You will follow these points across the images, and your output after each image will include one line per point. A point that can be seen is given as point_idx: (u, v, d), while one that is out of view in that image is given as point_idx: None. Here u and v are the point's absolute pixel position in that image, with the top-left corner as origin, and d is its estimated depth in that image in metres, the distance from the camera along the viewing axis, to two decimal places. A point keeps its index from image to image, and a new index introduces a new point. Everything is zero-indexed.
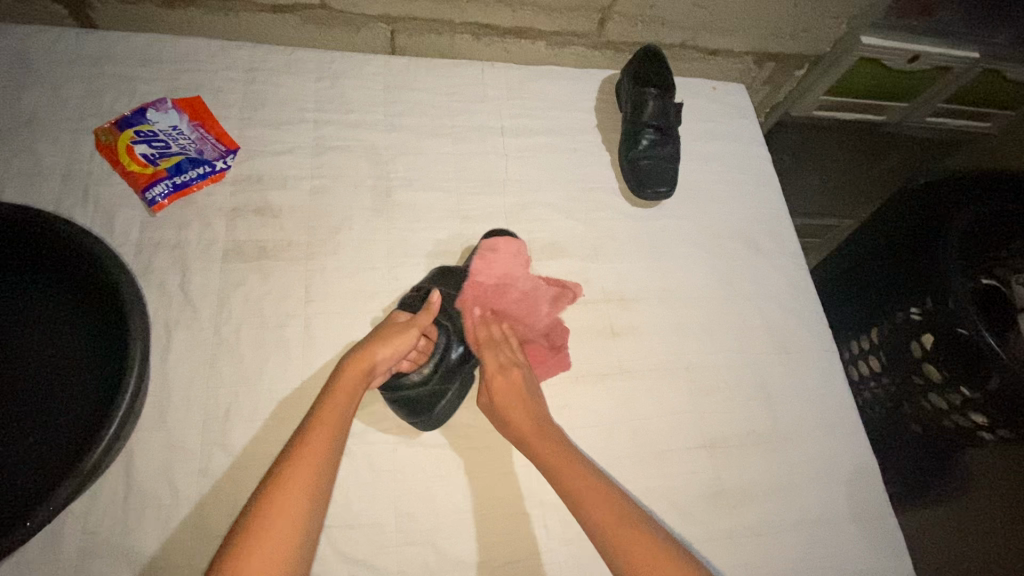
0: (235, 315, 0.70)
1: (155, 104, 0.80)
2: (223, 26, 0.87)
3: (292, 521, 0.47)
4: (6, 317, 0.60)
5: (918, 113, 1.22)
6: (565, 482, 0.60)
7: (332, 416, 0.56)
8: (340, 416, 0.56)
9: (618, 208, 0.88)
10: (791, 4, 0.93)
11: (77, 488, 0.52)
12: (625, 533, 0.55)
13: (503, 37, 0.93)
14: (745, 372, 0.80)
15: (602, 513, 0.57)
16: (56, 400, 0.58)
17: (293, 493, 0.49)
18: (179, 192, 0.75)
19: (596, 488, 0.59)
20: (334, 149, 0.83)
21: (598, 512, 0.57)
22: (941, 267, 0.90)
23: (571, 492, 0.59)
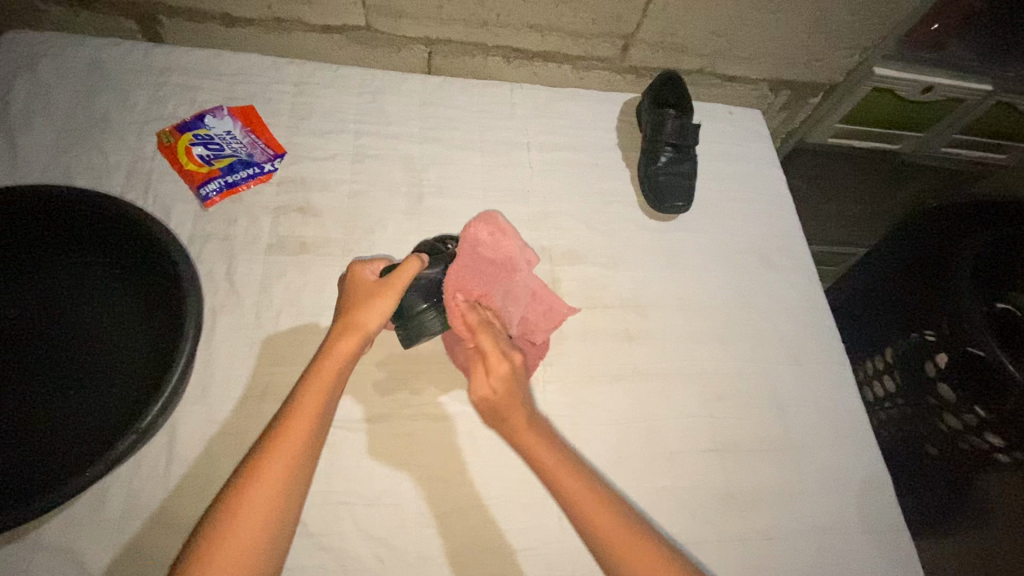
0: (275, 303, 0.75)
1: (212, 111, 0.88)
2: (276, 44, 0.95)
3: (291, 457, 0.53)
4: (79, 295, 0.68)
5: (933, 144, 1.25)
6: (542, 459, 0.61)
7: (315, 395, 0.57)
8: (326, 393, 0.57)
9: (636, 221, 0.93)
10: (805, 35, 0.98)
11: (133, 443, 0.58)
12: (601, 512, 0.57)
13: (532, 60, 1.00)
14: (757, 380, 0.82)
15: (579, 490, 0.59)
16: (117, 368, 0.64)
17: (293, 431, 0.54)
18: (229, 191, 0.82)
19: (570, 466, 0.60)
20: (371, 157, 0.89)
21: (573, 489, 0.59)
22: (954, 289, 0.92)
23: (545, 466, 0.60)
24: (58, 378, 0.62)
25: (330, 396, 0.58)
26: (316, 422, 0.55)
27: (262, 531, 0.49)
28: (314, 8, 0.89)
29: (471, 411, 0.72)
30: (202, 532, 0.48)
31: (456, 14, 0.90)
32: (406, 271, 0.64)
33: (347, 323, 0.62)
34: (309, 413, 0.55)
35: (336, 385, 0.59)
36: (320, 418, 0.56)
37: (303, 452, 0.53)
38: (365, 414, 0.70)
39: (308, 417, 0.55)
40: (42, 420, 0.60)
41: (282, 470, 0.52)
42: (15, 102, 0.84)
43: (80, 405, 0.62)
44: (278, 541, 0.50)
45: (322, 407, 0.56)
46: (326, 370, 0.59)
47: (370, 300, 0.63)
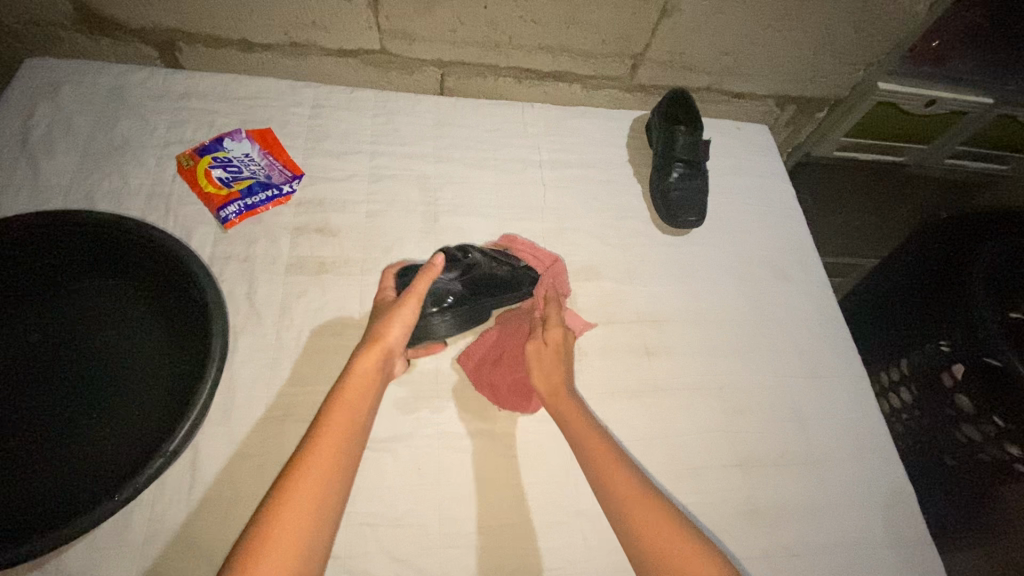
0: (294, 323, 0.75)
1: (231, 134, 0.89)
2: (293, 68, 0.97)
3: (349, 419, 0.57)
4: (102, 316, 0.68)
5: (937, 155, 1.26)
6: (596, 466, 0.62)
7: (349, 404, 0.58)
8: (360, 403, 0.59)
9: (650, 236, 0.93)
10: (811, 52, 0.99)
11: (162, 467, 0.59)
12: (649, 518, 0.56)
13: (543, 80, 1.01)
14: (777, 395, 0.82)
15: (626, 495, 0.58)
16: (139, 391, 0.64)
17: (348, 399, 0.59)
18: (248, 213, 0.82)
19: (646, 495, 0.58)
20: (387, 178, 0.90)
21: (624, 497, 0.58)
22: (970, 299, 0.92)
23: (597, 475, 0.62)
24: (79, 403, 0.63)
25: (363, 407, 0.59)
26: (351, 431, 0.57)
27: (301, 537, 0.48)
28: (330, 33, 0.90)
29: (492, 429, 0.72)
30: (251, 524, 0.49)
31: (470, 37, 0.92)
32: (421, 283, 0.65)
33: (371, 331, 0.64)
34: (343, 421, 0.57)
35: (368, 394, 0.60)
36: (354, 427, 0.57)
37: (340, 459, 0.54)
38: (386, 433, 0.70)
39: (344, 426, 0.57)
40: (64, 445, 0.60)
41: (320, 474, 0.52)
42: (38, 128, 0.86)
43: (101, 430, 0.62)
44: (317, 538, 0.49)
45: (356, 417, 0.58)
46: (358, 381, 0.61)
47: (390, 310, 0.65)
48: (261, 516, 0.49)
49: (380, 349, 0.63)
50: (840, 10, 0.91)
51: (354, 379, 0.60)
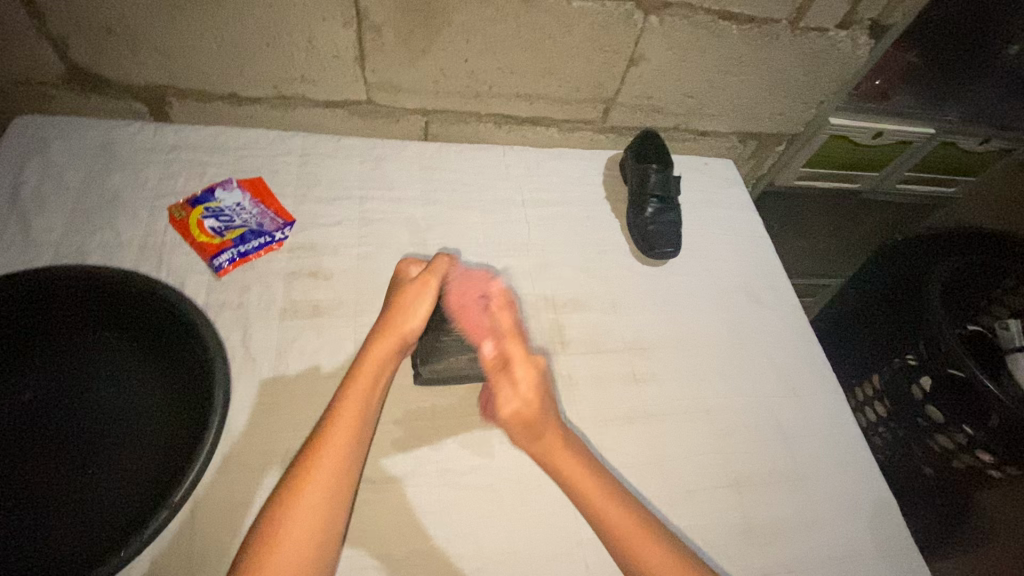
0: (291, 365, 0.76)
1: (222, 185, 0.91)
2: (281, 118, 1.01)
3: (363, 396, 0.63)
4: (99, 369, 0.68)
5: (888, 181, 1.36)
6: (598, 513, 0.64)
7: (353, 408, 0.62)
8: (369, 394, 0.64)
9: (631, 268, 0.98)
10: (767, 93, 1.08)
11: (167, 518, 0.59)
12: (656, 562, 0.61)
13: (521, 124, 1.07)
14: (760, 414, 0.86)
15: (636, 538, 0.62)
16: (140, 443, 0.64)
17: (362, 377, 0.65)
18: (242, 260, 0.84)
19: (648, 529, 0.63)
20: (377, 221, 0.93)
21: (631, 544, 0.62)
22: (929, 316, 1.00)
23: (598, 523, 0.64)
24: (78, 458, 0.62)
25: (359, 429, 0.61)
26: (346, 458, 0.59)
27: (313, 521, 0.55)
28: (318, 86, 0.95)
29: (492, 463, 0.74)
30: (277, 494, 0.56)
31: (451, 87, 0.98)
32: (437, 269, 0.73)
33: (384, 330, 0.69)
34: (338, 449, 0.59)
35: (365, 415, 0.62)
36: (351, 453, 0.60)
37: (334, 489, 0.57)
38: (387, 472, 0.71)
39: (339, 453, 0.59)
40: (63, 503, 0.59)
41: (339, 447, 0.59)
42: (27, 185, 0.87)
43: (102, 485, 0.61)
44: (336, 505, 0.57)
45: (351, 442, 0.60)
46: (353, 400, 0.63)
47: (408, 298, 0.71)
48: (255, 549, 0.52)
49: (390, 350, 0.68)
50: (790, 56, 1.00)
51: (356, 382, 0.64)
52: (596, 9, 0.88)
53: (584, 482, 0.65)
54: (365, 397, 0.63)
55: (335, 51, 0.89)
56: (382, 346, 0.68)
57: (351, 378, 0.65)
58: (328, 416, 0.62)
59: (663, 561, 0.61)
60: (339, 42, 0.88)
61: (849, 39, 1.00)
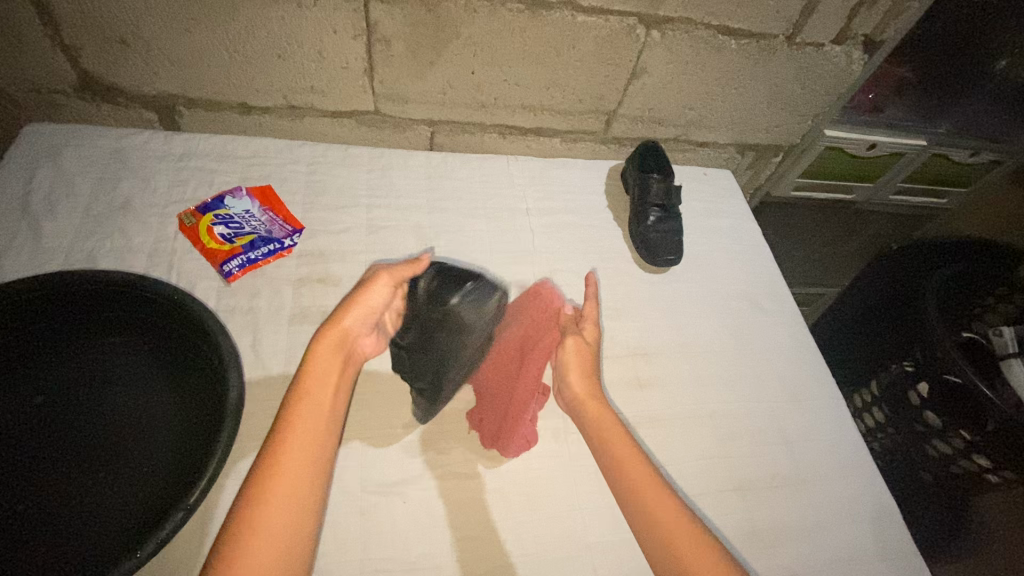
0: (299, 371, 0.77)
1: (232, 192, 0.92)
2: (290, 127, 1.02)
3: (323, 387, 0.63)
4: (113, 373, 0.69)
5: (883, 192, 1.39)
6: (634, 489, 0.66)
7: (316, 400, 0.62)
8: (328, 386, 0.64)
9: (634, 275, 1.00)
10: (765, 106, 1.11)
11: (180, 522, 0.58)
12: (680, 537, 0.61)
13: (525, 135, 1.09)
14: (763, 419, 0.87)
15: (661, 513, 0.63)
16: (155, 448, 0.65)
17: (317, 370, 0.64)
18: (251, 266, 0.85)
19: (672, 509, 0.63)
20: (385, 229, 0.95)
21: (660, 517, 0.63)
22: (925, 323, 1.03)
23: (634, 500, 0.65)
24: (93, 463, 0.62)
25: (317, 429, 0.60)
26: (313, 455, 0.58)
27: (293, 509, 0.54)
28: (327, 96, 0.97)
29: (500, 466, 0.75)
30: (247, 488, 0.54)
31: (458, 98, 1.00)
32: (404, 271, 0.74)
33: (329, 322, 0.68)
34: (299, 450, 0.58)
35: (322, 414, 0.62)
36: (314, 454, 0.59)
37: (303, 491, 0.56)
38: (395, 476, 0.71)
39: (305, 456, 0.58)
40: (78, 507, 0.60)
41: (306, 436, 0.59)
42: (39, 192, 0.88)
43: (117, 489, 0.62)
44: (313, 492, 0.57)
45: (314, 443, 0.59)
46: (310, 401, 0.62)
47: (358, 292, 0.70)
48: (231, 544, 0.50)
49: (332, 342, 0.67)
50: (787, 71, 1.03)
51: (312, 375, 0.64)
52: (600, 24, 0.90)
53: (634, 469, 0.67)
54: (321, 396, 0.63)
55: (345, 63, 0.91)
56: (330, 340, 0.67)
57: (306, 372, 0.64)
58: (289, 407, 0.61)
59: (685, 535, 0.61)
60: (348, 54, 0.90)
61: (844, 54, 1.03)
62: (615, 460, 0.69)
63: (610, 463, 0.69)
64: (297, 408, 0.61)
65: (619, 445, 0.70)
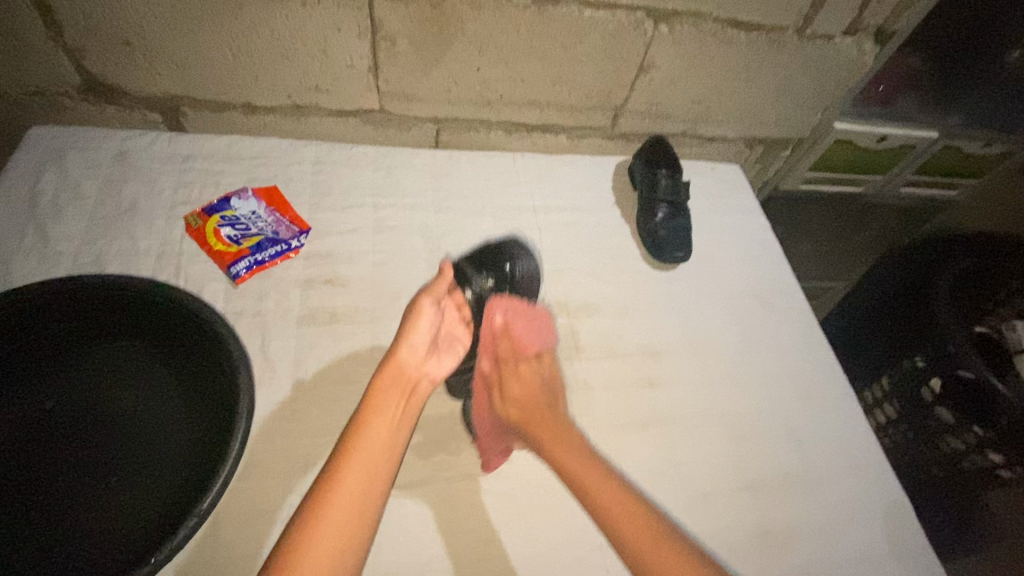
0: (310, 373, 0.77)
1: (237, 193, 0.92)
2: (294, 126, 1.01)
3: (390, 401, 0.65)
4: (124, 378, 0.69)
5: (892, 184, 1.37)
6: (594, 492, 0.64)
7: (382, 412, 0.63)
8: (395, 400, 0.65)
9: (643, 272, 0.99)
10: (774, 100, 1.09)
11: (193, 528, 0.58)
12: (647, 544, 0.59)
13: (531, 132, 1.08)
14: (775, 418, 0.87)
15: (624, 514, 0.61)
16: (168, 453, 0.65)
17: (385, 384, 0.66)
18: (258, 268, 0.85)
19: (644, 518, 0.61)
20: (391, 229, 0.94)
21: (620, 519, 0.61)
22: (937, 318, 1.01)
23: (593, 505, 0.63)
24: (108, 468, 0.63)
25: (373, 462, 0.59)
26: (373, 464, 0.59)
27: (347, 517, 0.55)
28: (332, 95, 0.96)
29: (511, 468, 0.74)
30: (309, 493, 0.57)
31: (463, 96, 0.99)
32: (436, 286, 0.74)
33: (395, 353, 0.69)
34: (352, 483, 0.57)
35: (381, 446, 0.61)
36: (368, 487, 0.57)
37: (352, 523, 0.54)
38: (406, 479, 0.71)
39: (365, 466, 0.58)
40: (92, 513, 0.60)
41: (368, 447, 0.60)
42: (45, 195, 0.88)
43: (130, 494, 0.62)
44: (370, 503, 0.57)
45: (369, 472, 0.58)
46: (376, 412, 0.63)
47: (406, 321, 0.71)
48: (287, 544, 0.52)
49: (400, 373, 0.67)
50: (797, 64, 1.02)
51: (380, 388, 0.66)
52: (607, 18, 0.89)
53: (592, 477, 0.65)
54: (384, 427, 0.62)
55: (349, 61, 0.90)
56: (398, 357, 0.68)
57: (375, 385, 0.66)
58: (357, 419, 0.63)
59: (652, 539, 0.59)
60: (353, 52, 0.89)
61: (855, 45, 1.01)
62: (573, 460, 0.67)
63: (573, 473, 0.66)
64: (363, 421, 0.62)
65: (571, 454, 0.68)
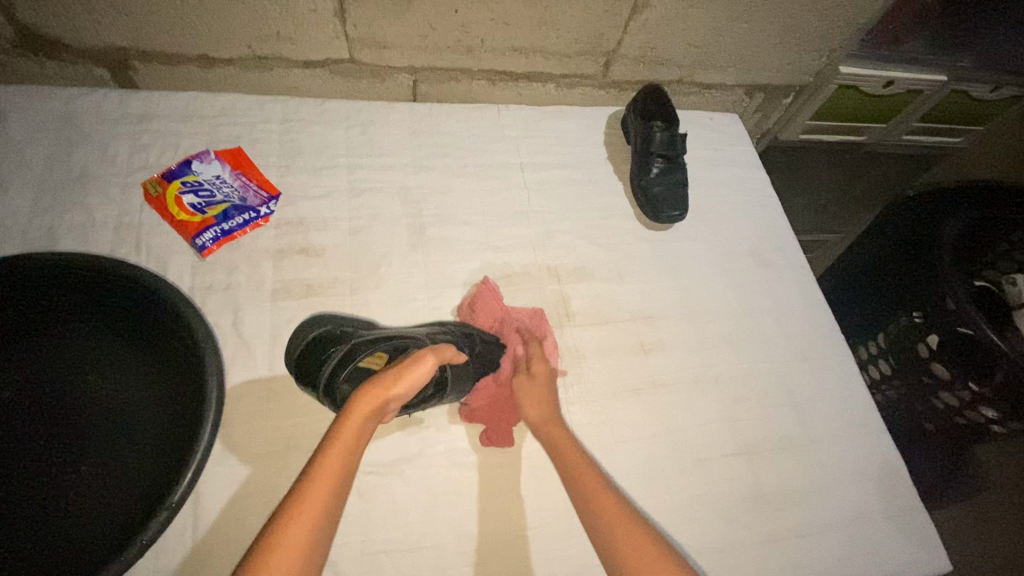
0: (287, 350, 0.73)
1: (199, 156, 0.85)
2: (258, 80, 0.93)
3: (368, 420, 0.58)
4: (86, 363, 0.65)
5: (896, 133, 1.31)
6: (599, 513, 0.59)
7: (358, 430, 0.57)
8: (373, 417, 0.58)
9: (636, 232, 0.94)
10: (778, 42, 1.01)
11: (164, 521, 0.56)
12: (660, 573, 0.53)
13: (516, 81, 1.00)
14: (772, 381, 0.85)
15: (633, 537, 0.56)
16: (139, 441, 0.62)
17: (369, 399, 0.59)
18: (226, 238, 0.79)
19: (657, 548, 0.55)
20: (368, 191, 0.88)
21: (629, 550, 0.55)
22: (940, 273, 0.97)
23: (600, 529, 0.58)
24: (78, 459, 0.60)
25: (317, 537, 0.50)
26: (335, 492, 0.53)
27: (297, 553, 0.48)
28: (297, 44, 0.87)
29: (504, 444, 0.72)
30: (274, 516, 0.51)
31: (442, 42, 0.90)
32: (445, 348, 0.64)
33: (371, 388, 0.59)
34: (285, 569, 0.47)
35: (327, 514, 0.51)
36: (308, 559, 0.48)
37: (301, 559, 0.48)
38: (393, 457, 0.69)
39: (329, 490, 0.52)
40: (66, 504, 0.58)
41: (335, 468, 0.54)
42: None
43: (105, 484, 0.60)
44: (323, 536, 0.50)
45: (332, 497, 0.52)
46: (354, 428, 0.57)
47: (408, 372, 0.60)
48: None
49: (366, 418, 0.58)
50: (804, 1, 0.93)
51: (362, 406, 0.58)
52: None
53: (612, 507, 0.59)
54: (342, 472, 0.55)
55: (312, 5, 0.81)
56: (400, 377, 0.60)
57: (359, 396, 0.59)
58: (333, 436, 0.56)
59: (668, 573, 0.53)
60: None
61: None
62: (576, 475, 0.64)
63: (592, 500, 0.61)
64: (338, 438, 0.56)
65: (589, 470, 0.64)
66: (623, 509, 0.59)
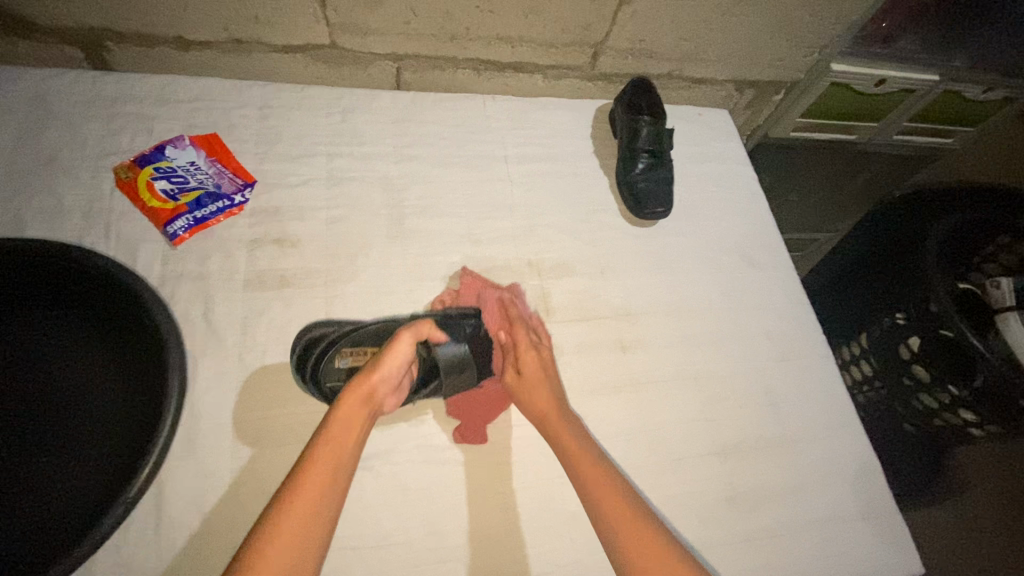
0: (258, 343, 0.71)
1: (173, 141, 0.83)
2: (236, 64, 0.90)
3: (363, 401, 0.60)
4: (47, 350, 0.64)
5: (886, 133, 1.30)
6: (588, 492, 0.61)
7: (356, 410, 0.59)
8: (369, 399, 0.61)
9: (620, 228, 0.93)
10: (769, 36, 0.99)
11: (127, 509, 0.56)
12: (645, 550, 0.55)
13: (503, 71, 0.98)
14: (751, 381, 0.84)
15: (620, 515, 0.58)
16: (101, 429, 0.62)
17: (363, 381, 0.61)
18: (199, 226, 0.77)
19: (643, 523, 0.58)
20: (347, 181, 0.86)
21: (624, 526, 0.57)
22: (925, 274, 0.97)
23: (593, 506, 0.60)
24: (37, 446, 0.60)
25: (323, 507, 0.51)
26: (336, 466, 0.55)
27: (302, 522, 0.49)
28: (275, 28, 0.85)
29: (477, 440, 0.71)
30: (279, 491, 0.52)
31: (425, 29, 0.88)
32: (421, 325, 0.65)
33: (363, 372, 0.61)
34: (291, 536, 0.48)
35: (329, 487, 0.53)
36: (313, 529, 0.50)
37: (307, 527, 0.49)
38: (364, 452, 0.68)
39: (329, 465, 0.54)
40: (26, 492, 0.58)
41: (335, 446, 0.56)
42: None
43: (65, 472, 0.59)
44: (327, 508, 0.52)
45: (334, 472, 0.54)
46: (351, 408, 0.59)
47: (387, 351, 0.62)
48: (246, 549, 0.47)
49: (360, 399, 0.60)
50: None
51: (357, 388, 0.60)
52: None
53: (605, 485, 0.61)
54: (344, 450, 0.56)
55: None
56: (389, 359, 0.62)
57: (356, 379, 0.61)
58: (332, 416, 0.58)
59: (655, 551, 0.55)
60: None
61: None
62: (566, 459, 0.64)
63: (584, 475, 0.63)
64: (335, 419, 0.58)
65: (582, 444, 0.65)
66: (614, 484, 0.61)
